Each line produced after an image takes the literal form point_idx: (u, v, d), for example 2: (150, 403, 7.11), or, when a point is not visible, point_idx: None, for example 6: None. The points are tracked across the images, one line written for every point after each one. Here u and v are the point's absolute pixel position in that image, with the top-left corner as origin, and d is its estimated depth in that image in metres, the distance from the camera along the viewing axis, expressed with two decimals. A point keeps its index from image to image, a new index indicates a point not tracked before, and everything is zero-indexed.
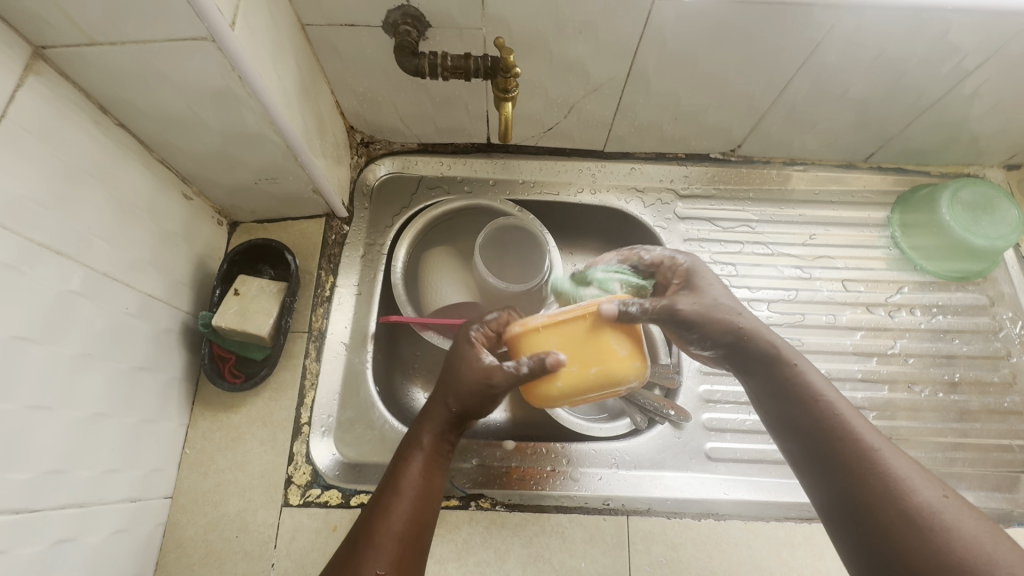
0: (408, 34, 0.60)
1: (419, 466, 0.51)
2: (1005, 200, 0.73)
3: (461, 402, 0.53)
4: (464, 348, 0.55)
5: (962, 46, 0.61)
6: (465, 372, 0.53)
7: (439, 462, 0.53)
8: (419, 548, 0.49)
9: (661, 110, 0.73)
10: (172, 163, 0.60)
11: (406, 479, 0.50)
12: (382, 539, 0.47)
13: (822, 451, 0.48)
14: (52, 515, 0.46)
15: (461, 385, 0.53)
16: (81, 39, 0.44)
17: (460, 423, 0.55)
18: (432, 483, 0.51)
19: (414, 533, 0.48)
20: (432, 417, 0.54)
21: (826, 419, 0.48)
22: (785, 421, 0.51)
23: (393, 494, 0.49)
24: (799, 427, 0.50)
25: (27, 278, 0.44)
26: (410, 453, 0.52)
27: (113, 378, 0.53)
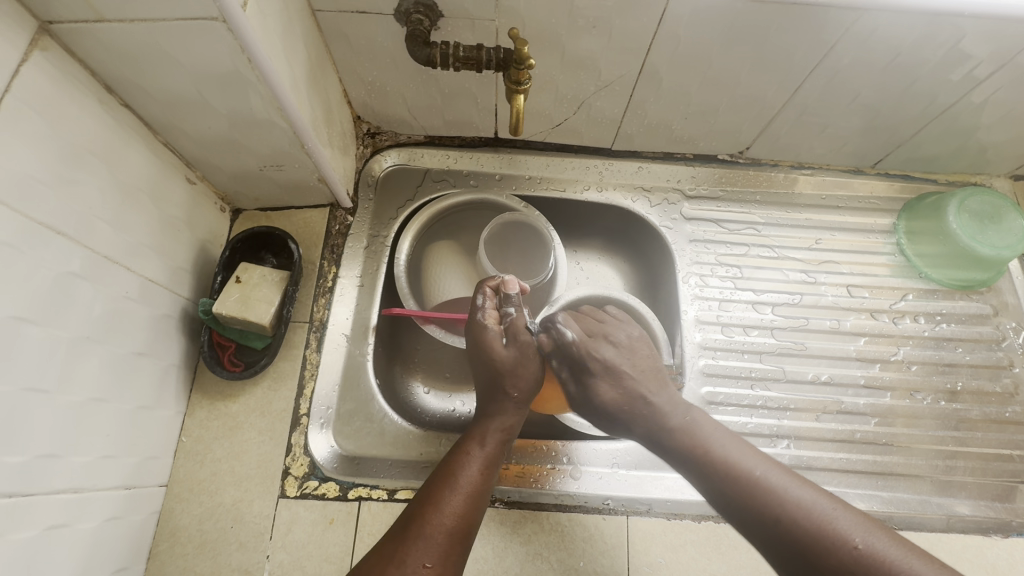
0: (420, 24, 0.59)
1: (478, 462, 0.53)
2: (1012, 210, 0.73)
3: (513, 391, 0.57)
4: (488, 329, 0.59)
5: (976, 54, 0.60)
6: (497, 358, 0.57)
7: (494, 462, 0.55)
8: (466, 547, 0.49)
9: (671, 109, 0.72)
10: (177, 146, 0.59)
11: (463, 474, 0.52)
12: (435, 529, 0.47)
13: (742, 506, 0.50)
14: (44, 500, 0.45)
15: (510, 374, 0.57)
16: (89, 16, 0.43)
17: (516, 423, 0.57)
18: (487, 481, 0.53)
19: (466, 527, 0.49)
20: (494, 415, 0.57)
21: (739, 473, 0.51)
22: (704, 485, 0.53)
23: (450, 487, 0.51)
24: (727, 491, 0.51)
25: (28, 258, 0.44)
26: (472, 447, 0.54)
27: (111, 362, 0.52)
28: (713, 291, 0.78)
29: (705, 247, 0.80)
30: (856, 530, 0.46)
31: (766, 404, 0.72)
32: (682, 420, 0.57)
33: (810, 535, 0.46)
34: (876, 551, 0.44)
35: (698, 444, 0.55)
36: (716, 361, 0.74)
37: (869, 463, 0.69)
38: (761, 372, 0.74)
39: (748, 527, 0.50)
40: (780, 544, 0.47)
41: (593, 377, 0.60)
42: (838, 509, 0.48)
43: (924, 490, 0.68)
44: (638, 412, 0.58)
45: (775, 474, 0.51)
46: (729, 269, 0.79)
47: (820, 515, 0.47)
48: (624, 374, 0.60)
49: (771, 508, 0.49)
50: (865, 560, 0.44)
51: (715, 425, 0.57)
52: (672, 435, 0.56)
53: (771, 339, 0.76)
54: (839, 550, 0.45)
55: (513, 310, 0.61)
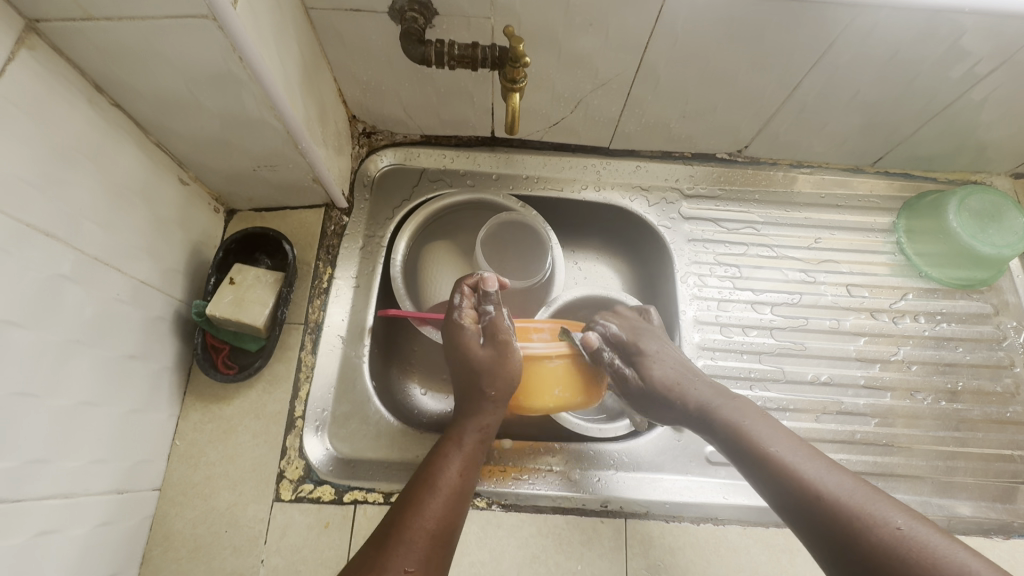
0: (414, 21, 0.58)
1: (457, 465, 0.53)
2: (1012, 208, 0.73)
3: (494, 391, 0.56)
4: (463, 329, 0.59)
5: (977, 51, 0.60)
6: (473, 358, 0.57)
7: (474, 464, 0.54)
8: (447, 550, 0.48)
9: (669, 108, 0.72)
10: (169, 147, 0.58)
11: (442, 477, 0.51)
12: (415, 533, 0.46)
13: (779, 486, 0.49)
14: (34, 506, 0.44)
15: (489, 374, 0.56)
16: (77, 14, 0.43)
17: (494, 423, 0.57)
18: (467, 483, 0.52)
19: (445, 530, 0.48)
20: (471, 416, 0.56)
21: (778, 456, 0.50)
22: (745, 468, 0.52)
23: (429, 490, 0.50)
24: (760, 474, 0.51)
25: (15, 260, 0.43)
26: (451, 449, 0.54)
27: (102, 365, 0.52)
28: (712, 291, 0.77)
29: (703, 247, 0.79)
30: (898, 515, 0.43)
31: (766, 405, 0.71)
32: (727, 403, 0.57)
33: (847, 517, 0.44)
34: (919, 535, 0.41)
35: (738, 425, 0.54)
36: (715, 362, 0.73)
37: (869, 463, 0.69)
38: (760, 372, 0.73)
39: (784, 510, 0.48)
40: (817, 528, 0.45)
41: (646, 362, 0.61)
42: (873, 496, 0.45)
43: (925, 491, 0.67)
44: (687, 397, 0.59)
45: (810, 459, 0.50)
46: (728, 269, 0.79)
47: (858, 498, 0.45)
48: (672, 361, 0.62)
49: (808, 489, 0.47)
50: (907, 543, 0.41)
51: (751, 409, 0.56)
52: (714, 417, 0.56)
53: (770, 340, 0.75)
54: (876, 531, 0.42)
55: (491, 308, 0.60)
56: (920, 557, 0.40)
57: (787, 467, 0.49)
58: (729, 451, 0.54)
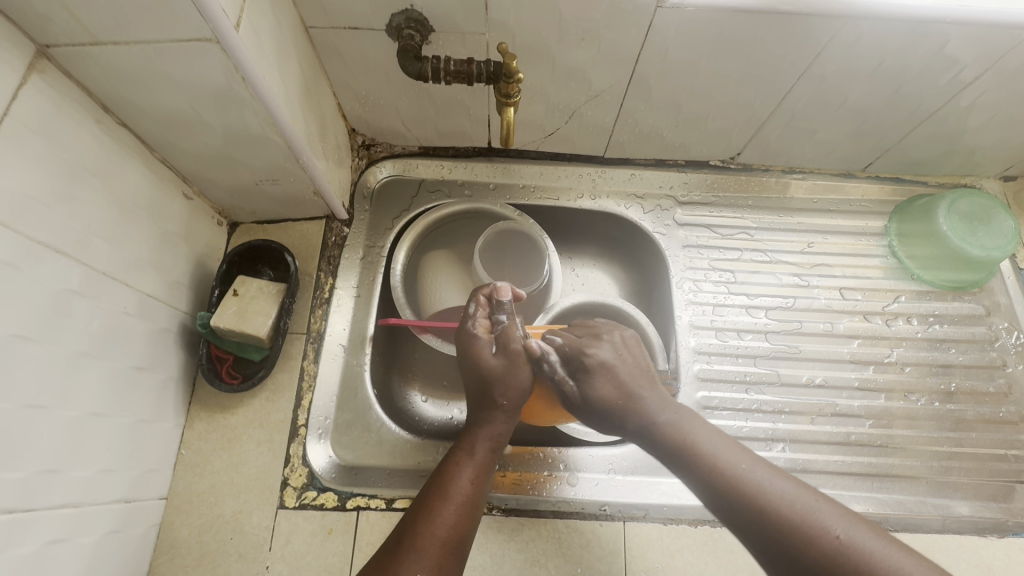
0: (411, 38, 0.60)
1: (469, 472, 0.54)
2: (1001, 211, 0.74)
3: (506, 399, 0.57)
4: (476, 337, 0.60)
5: (961, 59, 0.61)
6: (485, 365, 0.58)
7: (486, 471, 0.55)
8: (460, 557, 0.49)
9: (662, 118, 0.73)
10: (173, 163, 0.60)
11: (454, 485, 0.52)
12: (428, 540, 0.48)
13: (727, 502, 0.49)
14: (45, 515, 0.46)
15: (500, 382, 0.58)
16: (86, 39, 0.44)
17: (505, 431, 0.58)
18: (479, 490, 0.53)
19: (457, 538, 0.49)
20: (483, 424, 0.57)
21: (725, 471, 0.50)
22: (693, 483, 0.51)
23: (442, 499, 0.51)
24: (710, 489, 0.50)
25: (26, 276, 0.44)
26: (463, 458, 0.55)
27: (110, 377, 0.53)
28: (707, 296, 0.78)
29: (698, 253, 0.81)
30: (836, 522, 0.44)
31: (761, 408, 0.72)
32: (671, 416, 0.55)
33: (791, 531, 0.45)
34: (856, 542, 0.43)
35: (685, 440, 0.53)
36: (711, 366, 0.74)
37: (864, 465, 0.70)
38: (755, 376, 0.74)
39: (734, 526, 0.48)
40: (764, 542, 0.46)
41: (590, 376, 0.58)
42: (821, 505, 0.46)
43: (920, 491, 0.68)
44: (632, 413, 0.56)
45: (756, 469, 0.50)
46: (723, 274, 0.80)
47: (802, 508, 0.46)
48: (621, 375, 0.58)
49: (755, 505, 0.47)
50: (847, 552, 0.42)
51: (702, 421, 0.55)
52: (660, 432, 0.55)
53: (765, 343, 0.76)
54: (821, 544, 0.43)
55: (502, 317, 0.62)
56: (861, 567, 0.41)
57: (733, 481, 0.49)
58: (676, 467, 0.53)
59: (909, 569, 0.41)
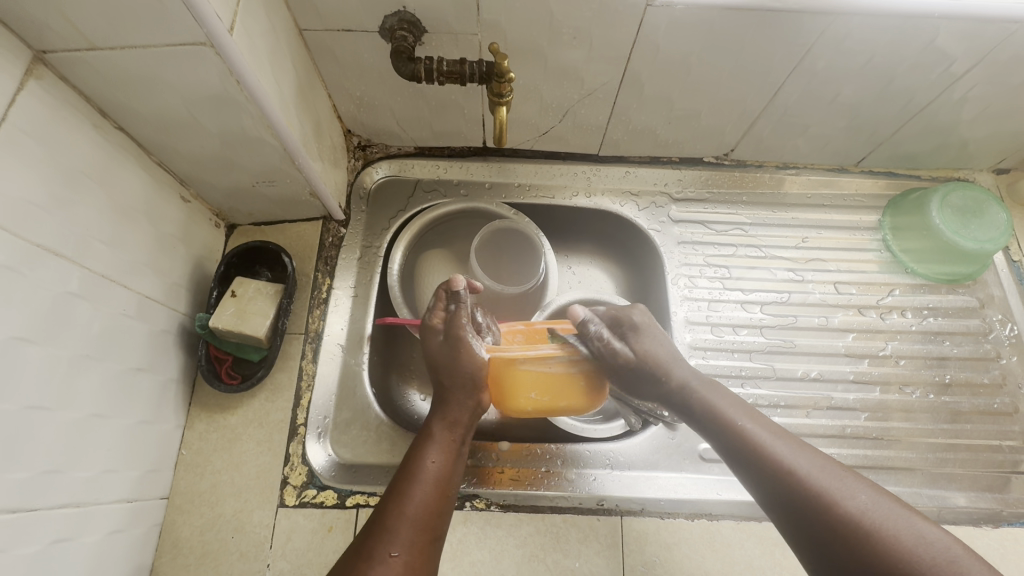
0: (404, 40, 0.60)
1: (437, 452, 0.54)
2: (994, 204, 0.74)
3: (460, 385, 0.58)
4: (428, 327, 0.61)
5: (951, 53, 0.62)
6: (437, 353, 0.60)
7: (455, 449, 0.55)
8: (433, 535, 0.50)
9: (655, 115, 0.74)
10: (170, 166, 0.61)
11: (423, 466, 0.53)
12: (399, 521, 0.49)
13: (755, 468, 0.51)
14: (47, 515, 0.46)
15: (453, 368, 0.58)
16: (82, 45, 0.45)
17: (472, 412, 0.58)
18: (448, 470, 0.54)
19: (425, 518, 0.50)
20: (447, 407, 0.58)
21: (755, 439, 0.52)
22: (725, 451, 0.54)
23: (410, 480, 0.52)
24: (739, 457, 0.52)
25: (27, 279, 0.45)
26: (430, 440, 0.56)
27: (111, 379, 0.54)
28: (702, 291, 0.79)
29: (693, 249, 0.81)
30: (859, 489, 0.47)
31: (757, 402, 0.73)
32: (703, 385, 0.58)
33: (814, 495, 0.47)
34: (879, 510, 0.45)
35: (717, 408, 0.56)
36: (706, 361, 0.75)
37: (860, 457, 0.70)
38: (751, 370, 0.75)
39: (758, 493, 0.51)
40: (789, 504, 0.48)
41: (633, 334, 0.60)
42: (842, 476, 0.48)
43: (916, 482, 0.69)
44: (672, 377, 0.58)
45: (781, 440, 0.52)
46: (718, 270, 0.80)
47: (827, 476, 0.48)
48: (662, 340, 0.61)
49: (783, 470, 0.49)
50: (871, 520, 0.45)
51: (730, 396, 0.58)
52: (692, 398, 0.57)
53: (761, 338, 0.77)
54: (845, 510, 0.45)
55: (457, 304, 0.61)
56: (881, 531, 0.44)
57: (763, 448, 0.51)
58: (706, 433, 0.56)
59: (929, 537, 0.43)
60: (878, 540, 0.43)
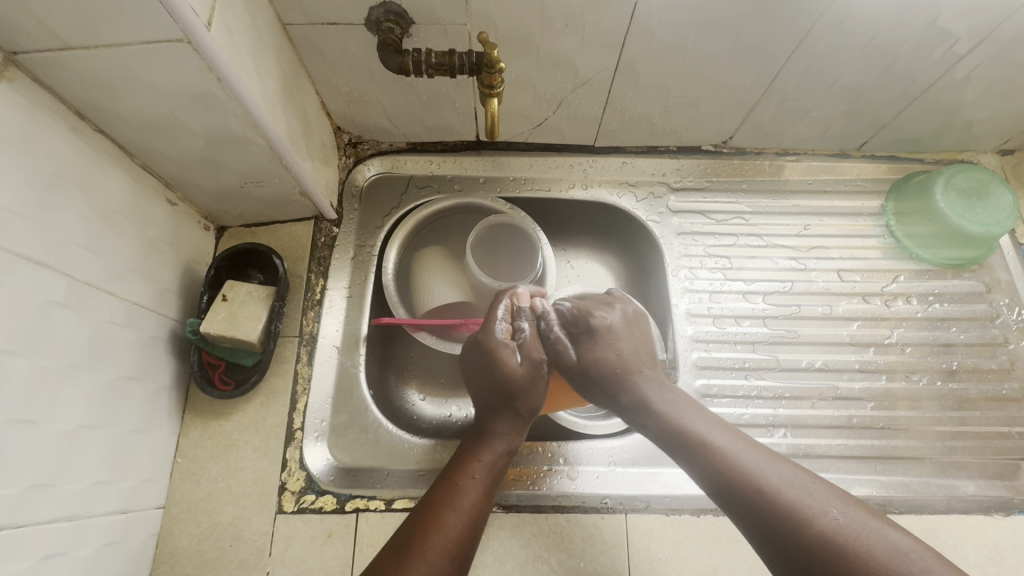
0: (391, 31, 0.59)
1: (480, 484, 0.53)
2: (999, 185, 0.73)
3: (524, 409, 0.58)
4: (497, 343, 0.59)
5: (954, 31, 0.60)
6: (509, 373, 0.57)
7: (495, 482, 0.55)
8: (463, 568, 0.49)
9: (651, 103, 0.72)
10: (155, 169, 0.59)
11: (465, 495, 0.52)
12: (438, 551, 0.47)
13: (716, 480, 0.50)
14: (37, 530, 0.45)
15: (521, 390, 0.58)
16: (54, 45, 0.43)
17: (516, 443, 0.58)
18: (487, 503, 0.53)
19: (465, 549, 0.49)
20: (497, 433, 0.57)
21: (721, 452, 0.51)
22: (692, 469, 0.52)
23: (452, 510, 0.50)
24: (703, 470, 0.51)
25: (7, 289, 0.44)
26: (475, 467, 0.54)
27: (99, 389, 0.52)
28: (703, 283, 0.78)
29: (693, 240, 0.80)
30: (834, 505, 0.44)
31: (762, 394, 0.72)
32: (666, 398, 0.58)
33: (787, 509, 0.45)
34: (853, 523, 0.43)
35: (682, 424, 0.54)
36: (709, 354, 0.74)
37: (867, 447, 0.69)
38: (754, 362, 0.73)
39: (729, 510, 0.48)
40: (758, 519, 0.46)
41: (597, 339, 0.61)
42: (815, 487, 0.46)
43: (925, 472, 0.67)
44: (632, 382, 0.59)
45: (750, 451, 0.51)
46: (719, 260, 0.79)
47: (798, 491, 0.46)
48: (623, 343, 0.61)
49: (747, 485, 0.47)
50: (842, 533, 0.42)
51: (696, 406, 0.57)
52: (657, 413, 0.56)
53: (764, 328, 0.75)
54: (815, 525, 0.43)
55: (525, 325, 0.62)
56: (856, 548, 0.41)
57: (732, 464, 0.49)
58: (671, 446, 0.54)
59: (906, 548, 0.41)
60: (848, 554, 0.41)
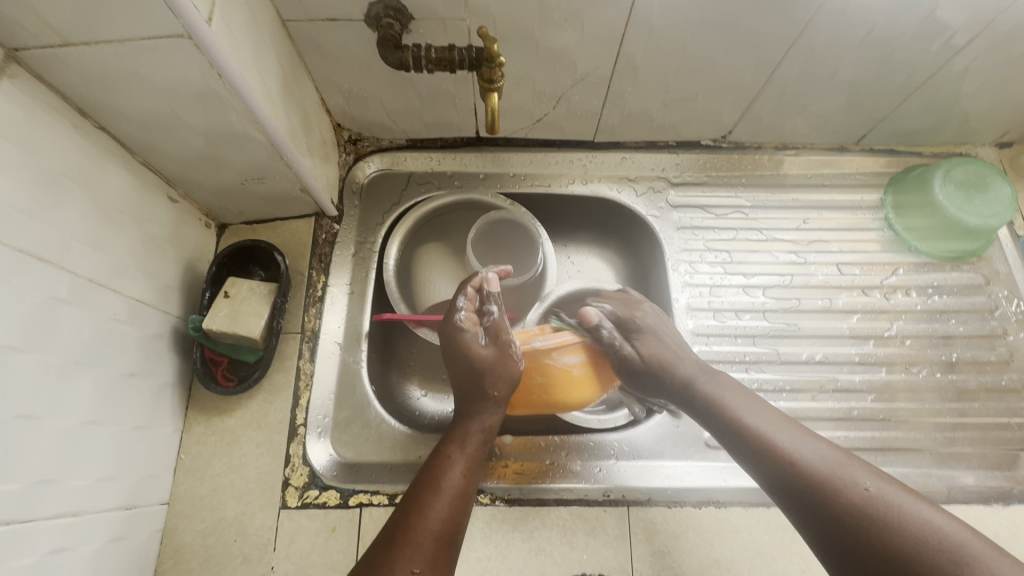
0: (391, 27, 0.59)
1: (461, 465, 0.54)
2: (997, 177, 0.73)
3: (497, 389, 0.58)
4: (462, 331, 0.60)
5: (952, 24, 0.60)
6: (475, 357, 0.59)
7: (476, 463, 0.55)
8: (452, 548, 0.49)
9: (651, 98, 0.72)
10: (156, 166, 0.59)
11: (448, 478, 0.52)
12: (421, 534, 0.48)
13: (758, 453, 0.54)
14: (43, 525, 0.45)
15: (491, 372, 0.58)
16: (55, 41, 0.43)
17: (495, 423, 0.58)
18: (470, 482, 0.53)
19: (450, 530, 0.49)
20: (473, 415, 0.57)
21: (759, 430, 0.55)
22: (729, 443, 0.57)
23: (434, 492, 0.51)
24: (741, 445, 0.56)
25: (10, 286, 0.44)
26: (454, 450, 0.55)
27: (103, 385, 0.53)
28: (703, 277, 0.78)
29: (693, 234, 0.80)
30: (866, 479, 0.49)
31: (762, 387, 0.72)
32: (708, 376, 0.62)
33: (822, 483, 0.49)
34: (886, 495, 0.47)
35: (722, 402, 0.59)
36: (710, 348, 0.74)
37: (868, 439, 0.69)
38: (755, 355, 0.74)
39: (765, 482, 0.53)
40: (797, 491, 0.50)
41: (637, 336, 0.66)
42: (848, 464, 0.50)
43: (925, 464, 0.68)
44: (676, 374, 0.63)
45: (785, 427, 0.55)
46: (719, 254, 0.79)
47: (830, 465, 0.50)
48: (666, 338, 0.66)
49: (784, 458, 0.52)
50: (875, 503, 0.46)
51: (731, 384, 0.62)
52: (697, 391, 0.61)
53: (764, 322, 0.76)
54: (849, 495, 0.47)
55: (493, 308, 0.62)
56: (886, 516, 0.45)
57: (771, 442, 0.54)
58: (708, 422, 0.60)
59: (938, 524, 0.44)
60: (881, 522, 0.45)
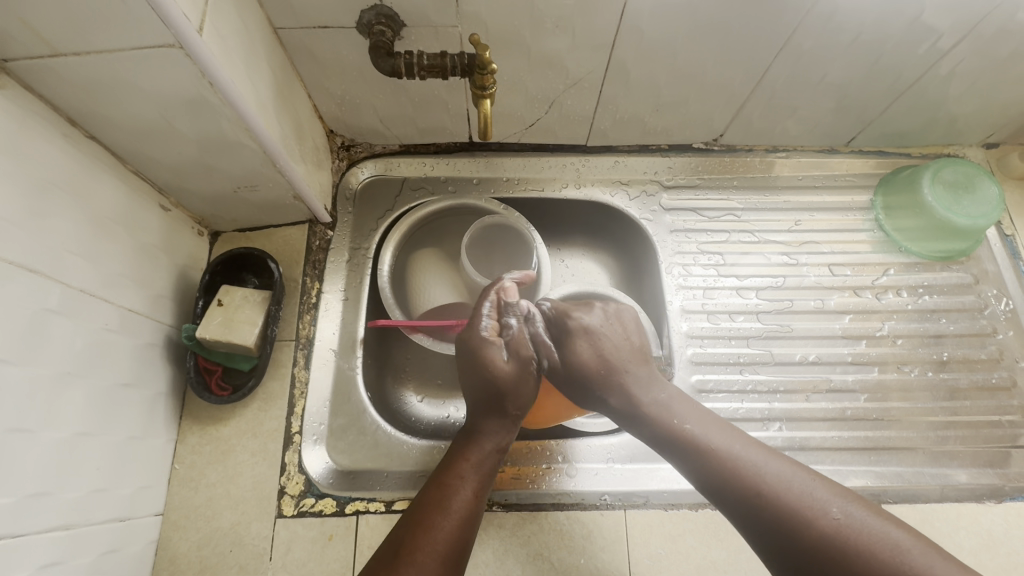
0: (382, 34, 0.59)
1: (472, 486, 0.53)
2: (984, 177, 0.74)
3: (516, 407, 0.58)
4: (484, 343, 0.60)
5: (937, 27, 0.61)
6: (498, 371, 0.58)
7: (487, 481, 0.55)
8: (457, 570, 0.49)
9: (643, 101, 0.72)
10: (147, 175, 0.59)
11: (455, 497, 0.52)
12: (427, 556, 0.48)
13: (719, 481, 0.51)
14: (34, 539, 0.45)
15: (511, 389, 0.58)
16: (44, 51, 0.43)
17: (508, 441, 0.58)
18: (478, 503, 0.53)
19: (455, 552, 0.49)
20: (486, 433, 0.57)
21: (719, 457, 0.52)
22: (689, 472, 0.54)
23: (441, 512, 0.51)
24: (700, 470, 0.53)
25: (0, 297, 0.43)
26: (466, 469, 0.54)
27: (96, 397, 0.52)
28: (696, 280, 0.78)
29: (686, 237, 0.80)
30: (833, 502, 0.47)
31: (757, 388, 0.72)
32: (659, 397, 0.58)
33: (787, 510, 0.47)
34: (855, 520, 0.45)
35: (678, 427, 0.55)
36: (704, 350, 0.74)
37: (861, 439, 0.70)
38: (749, 357, 0.74)
39: (726, 508, 0.51)
40: (763, 524, 0.48)
41: (574, 340, 0.61)
42: (812, 486, 0.48)
43: (918, 462, 0.68)
44: (616, 388, 0.59)
45: (747, 449, 0.52)
46: (711, 257, 0.80)
47: (797, 490, 0.48)
48: (607, 344, 0.61)
49: (749, 487, 0.49)
50: (846, 531, 0.45)
51: (693, 408, 0.57)
52: (648, 414, 0.57)
53: (757, 324, 0.76)
54: (818, 525, 0.45)
55: (514, 322, 0.62)
56: (857, 544, 0.44)
57: (729, 467, 0.51)
58: (665, 448, 0.56)
59: (903, 543, 0.44)
60: (852, 551, 0.43)
